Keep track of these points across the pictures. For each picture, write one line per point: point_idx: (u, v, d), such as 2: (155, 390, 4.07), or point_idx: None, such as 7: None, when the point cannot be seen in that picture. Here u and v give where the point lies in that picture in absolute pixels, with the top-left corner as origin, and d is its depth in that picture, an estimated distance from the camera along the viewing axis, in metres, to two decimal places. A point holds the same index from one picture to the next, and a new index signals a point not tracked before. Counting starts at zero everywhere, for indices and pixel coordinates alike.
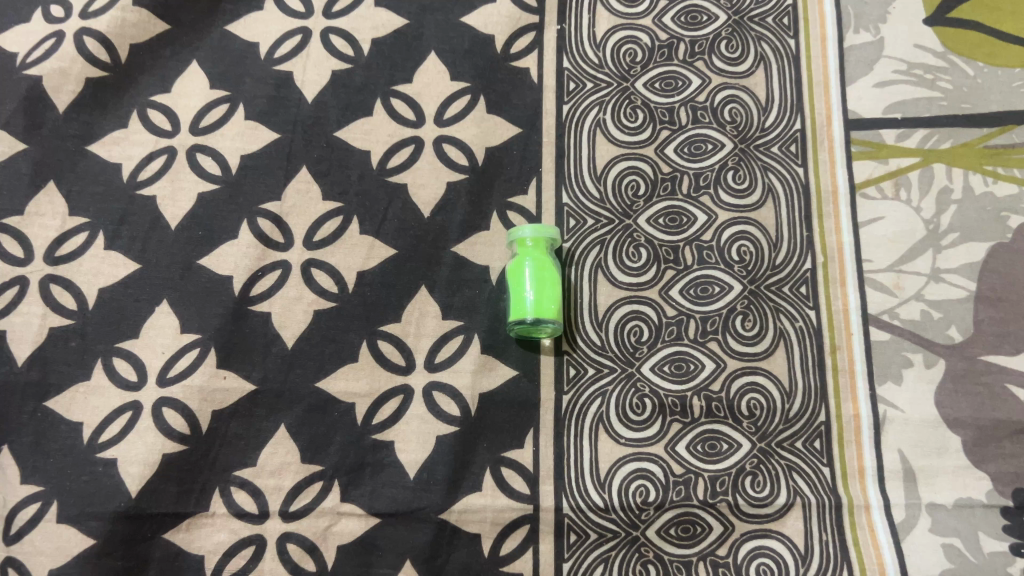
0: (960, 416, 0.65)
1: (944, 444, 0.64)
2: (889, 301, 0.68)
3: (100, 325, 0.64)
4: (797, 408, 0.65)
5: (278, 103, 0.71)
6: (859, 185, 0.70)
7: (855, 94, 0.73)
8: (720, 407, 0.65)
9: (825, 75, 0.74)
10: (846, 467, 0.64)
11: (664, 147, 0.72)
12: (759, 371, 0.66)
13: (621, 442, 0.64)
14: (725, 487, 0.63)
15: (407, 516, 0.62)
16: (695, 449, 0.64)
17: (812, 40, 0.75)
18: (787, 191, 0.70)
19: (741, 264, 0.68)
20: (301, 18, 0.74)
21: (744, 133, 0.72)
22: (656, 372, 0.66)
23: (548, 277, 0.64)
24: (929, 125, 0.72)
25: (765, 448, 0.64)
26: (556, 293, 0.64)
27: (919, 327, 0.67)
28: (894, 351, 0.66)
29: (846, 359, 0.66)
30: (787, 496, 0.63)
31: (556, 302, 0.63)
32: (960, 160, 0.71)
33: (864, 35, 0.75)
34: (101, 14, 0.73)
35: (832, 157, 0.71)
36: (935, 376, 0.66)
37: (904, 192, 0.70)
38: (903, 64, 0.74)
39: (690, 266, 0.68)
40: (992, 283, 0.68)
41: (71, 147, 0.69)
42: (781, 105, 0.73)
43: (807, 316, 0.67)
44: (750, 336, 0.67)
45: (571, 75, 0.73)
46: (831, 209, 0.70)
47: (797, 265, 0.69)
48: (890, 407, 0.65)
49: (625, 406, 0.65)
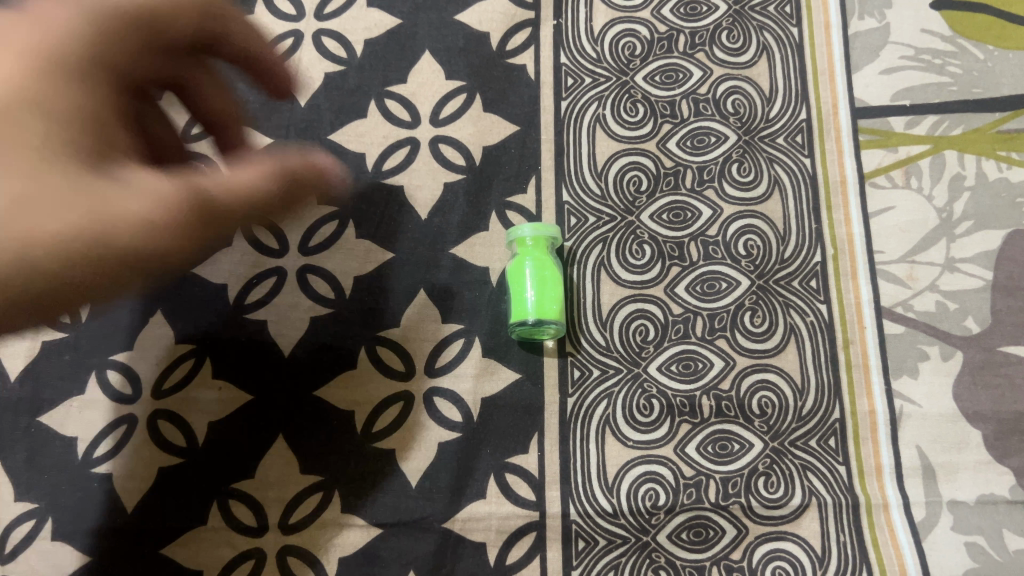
0: (980, 409, 0.62)
1: (964, 439, 0.62)
2: (902, 293, 0.66)
3: (93, 338, 0.63)
4: (810, 406, 0.63)
5: (271, 107, 0.70)
6: (868, 175, 0.68)
7: (861, 81, 0.71)
8: (731, 406, 0.63)
9: (829, 63, 0.72)
10: (863, 466, 0.62)
11: (667, 141, 0.70)
12: (770, 368, 0.64)
13: (628, 445, 0.62)
14: (738, 489, 0.61)
15: (410, 526, 0.60)
16: (706, 450, 0.62)
17: (815, 28, 0.73)
18: (793, 183, 0.69)
19: (749, 258, 0.67)
20: (293, 20, 0.73)
21: (748, 124, 0.70)
22: (663, 371, 0.64)
23: (549, 276, 0.62)
24: (939, 111, 0.70)
25: (779, 448, 0.62)
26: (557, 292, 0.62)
27: (935, 319, 0.65)
28: (909, 344, 0.64)
29: (860, 354, 0.64)
30: (802, 497, 0.61)
31: (558, 301, 0.62)
32: (973, 145, 0.69)
33: (869, 21, 0.73)
34: None
35: (840, 148, 0.69)
36: (952, 368, 0.64)
37: (915, 181, 0.68)
38: (910, 49, 0.72)
39: (696, 262, 0.67)
40: (1010, 272, 0.65)
41: None
42: (785, 95, 0.71)
43: (818, 310, 0.65)
44: (760, 332, 0.65)
45: (570, 71, 0.72)
46: (840, 199, 0.68)
47: (806, 258, 0.67)
48: (907, 402, 0.63)
49: (632, 408, 0.63)
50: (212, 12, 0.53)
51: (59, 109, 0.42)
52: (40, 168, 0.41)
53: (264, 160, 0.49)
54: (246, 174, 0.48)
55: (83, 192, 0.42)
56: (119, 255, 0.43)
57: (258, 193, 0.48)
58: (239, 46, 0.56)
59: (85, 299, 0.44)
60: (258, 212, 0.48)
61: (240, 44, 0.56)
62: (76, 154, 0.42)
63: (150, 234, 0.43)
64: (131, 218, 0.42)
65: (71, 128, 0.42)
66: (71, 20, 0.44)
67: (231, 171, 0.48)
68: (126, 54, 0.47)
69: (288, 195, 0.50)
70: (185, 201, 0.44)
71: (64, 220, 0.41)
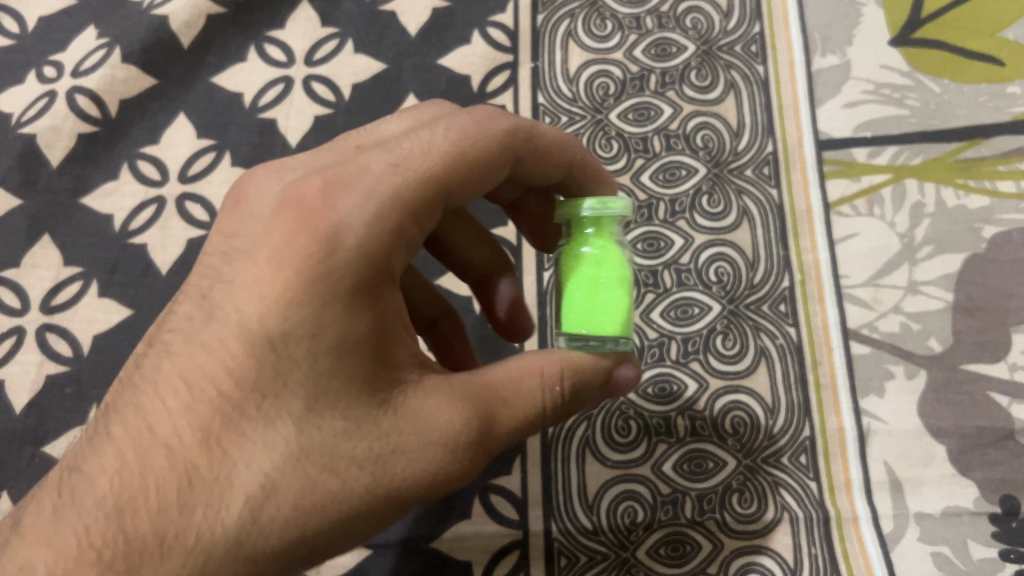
0: (944, 425, 0.65)
1: (929, 453, 0.64)
2: (867, 315, 0.68)
3: (94, 371, 0.67)
4: (781, 425, 0.66)
5: (263, 149, 0.74)
6: (833, 204, 0.72)
7: (825, 115, 0.75)
8: (705, 426, 0.66)
9: (794, 98, 0.76)
10: (833, 481, 0.64)
11: (640, 175, 0.74)
12: (742, 389, 0.67)
13: (607, 465, 0.65)
14: (713, 505, 0.64)
15: (399, 546, 0.64)
16: (682, 468, 0.65)
17: (780, 66, 0.77)
18: (761, 212, 0.72)
19: (719, 285, 0.70)
20: (284, 67, 0.78)
21: (717, 158, 0.74)
22: (640, 394, 0.67)
23: (608, 276, 0.46)
24: (899, 142, 0.73)
25: (751, 465, 0.65)
26: (600, 295, 0.46)
27: (899, 339, 0.68)
28: (875, 364, 0.67)
29: (829, 374, 0.67)
30: (774, 512, 0.63)
31: (616, 310, 0.46)
32: (931, 174, 0.72)
33: (831, 58, 0.77)
34: (90, 72, 0.78)
35: (805, 178, 0.73)
36: (916, 387, 0.66)
37: (877, 209, 0.72)
38: (871, 84, 0.76)
39: (670, 289, 0.70)
40: (969, 293, 0.68)
41: (65, 201, 0.74)
42: (752, 129, 0.75)
43: (787, 333, 0.68)
44: (731, 355, 0.68)
45: (547, 110, 0.76)
46: (806, 228, 0.71)
47: (775, 284, 0.70)
48: (874, 419, 0.65)
49: (611, 429, 0.66)
50: (470, 135, 0.48)
51: (320, 344, 0.41)
52: (256, 427, 0.41)
53: (538, 372, 0.47)
54: (510, 397, 0.46)
55: (365, 457, 0.42)
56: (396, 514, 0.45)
57: (525, 418, 0.46)
58: (541, 164, 0.54)
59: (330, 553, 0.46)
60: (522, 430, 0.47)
61: (536, 163, 0.54)
62: (361, 399, 0.42)
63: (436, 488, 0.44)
64: (405, 471, 0.43)
65: (349, 368, 0.42)
66: (358, 212, 0.42)
67: (513, 381, 0.46)
68: (393, 209, 0.43)
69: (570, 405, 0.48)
70: (458, 458, 0.44)
71: (284, 513, 0.40)
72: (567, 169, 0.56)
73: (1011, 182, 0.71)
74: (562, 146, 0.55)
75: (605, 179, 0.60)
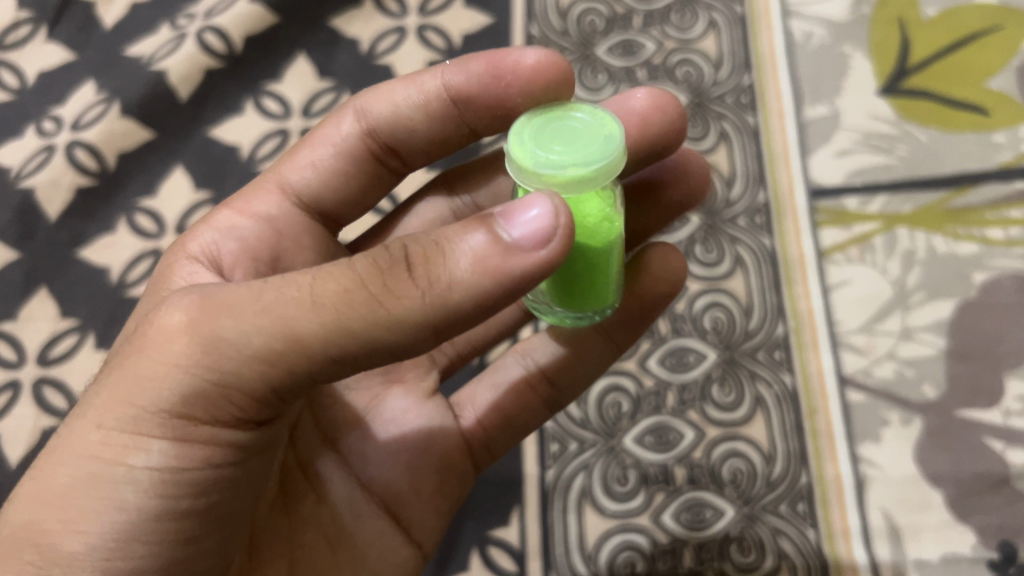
0: (941, 471, 0.65)
1: (926, 500, 0.64)
2: (861, 362, 0.69)
3: None
4: (778, 472, 0.65)
5: None
6: (826, 251, 0.73)
7: (814, 163, 0.76)
8: (703, 474, 0.66)
9: (785, 148, 0.77)
10: (833, 529, 0.64)
11: None
12: (740, 437, 0.67)
13: (606, 515, 0.65)
14: (712, 554, 0.64)
15: None
16: (680, 517, 0.65)
17: (771, 115, 0.78)
18: (755, 260, 0.73)
19: (715, 333, 0.70)
20: (280, 120, 0.79)
21: (710, 208, 0.75)
22: (638, 443, 0.67)
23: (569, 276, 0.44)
24: (889, 191, 0.74)
25: (749, 513, 0.65)
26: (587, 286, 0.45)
27: (894, 386, 0.68)
28: (871, 412, 0.67)
29: (825, 422, 0.67)
30: (773, 560, 0.63)
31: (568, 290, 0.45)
32: (922, 221, 0.73)
33: (820, 108, 0.78)
34: (91, 126, 0.79)
35: (797, 226, 0.74)
36: (912, 434, 0.66)
37: (869, 256, 0.72)
38: (859, 134, 0.77)
39: (666, 337, 0.70)
40: (962, 339, 0.69)
41: (62, 253, 0.75)
42: (745, 178, 0.76)
43: (784, 381, 0.68)
44: (728, 403, 0.68)
45: None
46: (800, 275, 0.72)
47: (770, 331, 0.70)
48: (871, 466, 0.65)
49: (609, 479, 0.66)
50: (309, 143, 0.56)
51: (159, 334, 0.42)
52: None
53: (319, 296, 0.35)
54: (253, 328, 0.36)
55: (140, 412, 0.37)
56: (190, 482, 0.39)
57: (300, 363, 0.36)
58: (389, 115, 0.55)
59: (201, 547, 0.40)
60: (277, 362, 0.36)
61: (376, 112, 0.55)
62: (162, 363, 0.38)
63: (194, 416, 0.38)
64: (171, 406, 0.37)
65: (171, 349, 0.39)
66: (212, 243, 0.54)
67: (251, 306, 0.36)
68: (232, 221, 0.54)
69: (349, 313, 0.35)
70: (195, 386, 0.37)
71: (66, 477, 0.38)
72: (449, 102, 0.55)
73: (999, 229, 0.72)
74: (406, 97, 0.55)
75: (503, 80, 0.53)
